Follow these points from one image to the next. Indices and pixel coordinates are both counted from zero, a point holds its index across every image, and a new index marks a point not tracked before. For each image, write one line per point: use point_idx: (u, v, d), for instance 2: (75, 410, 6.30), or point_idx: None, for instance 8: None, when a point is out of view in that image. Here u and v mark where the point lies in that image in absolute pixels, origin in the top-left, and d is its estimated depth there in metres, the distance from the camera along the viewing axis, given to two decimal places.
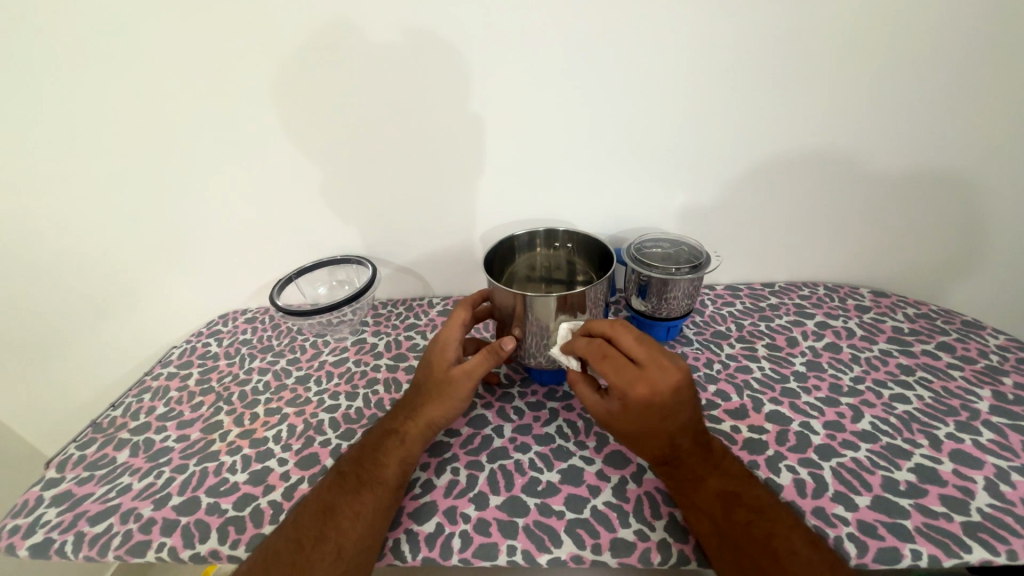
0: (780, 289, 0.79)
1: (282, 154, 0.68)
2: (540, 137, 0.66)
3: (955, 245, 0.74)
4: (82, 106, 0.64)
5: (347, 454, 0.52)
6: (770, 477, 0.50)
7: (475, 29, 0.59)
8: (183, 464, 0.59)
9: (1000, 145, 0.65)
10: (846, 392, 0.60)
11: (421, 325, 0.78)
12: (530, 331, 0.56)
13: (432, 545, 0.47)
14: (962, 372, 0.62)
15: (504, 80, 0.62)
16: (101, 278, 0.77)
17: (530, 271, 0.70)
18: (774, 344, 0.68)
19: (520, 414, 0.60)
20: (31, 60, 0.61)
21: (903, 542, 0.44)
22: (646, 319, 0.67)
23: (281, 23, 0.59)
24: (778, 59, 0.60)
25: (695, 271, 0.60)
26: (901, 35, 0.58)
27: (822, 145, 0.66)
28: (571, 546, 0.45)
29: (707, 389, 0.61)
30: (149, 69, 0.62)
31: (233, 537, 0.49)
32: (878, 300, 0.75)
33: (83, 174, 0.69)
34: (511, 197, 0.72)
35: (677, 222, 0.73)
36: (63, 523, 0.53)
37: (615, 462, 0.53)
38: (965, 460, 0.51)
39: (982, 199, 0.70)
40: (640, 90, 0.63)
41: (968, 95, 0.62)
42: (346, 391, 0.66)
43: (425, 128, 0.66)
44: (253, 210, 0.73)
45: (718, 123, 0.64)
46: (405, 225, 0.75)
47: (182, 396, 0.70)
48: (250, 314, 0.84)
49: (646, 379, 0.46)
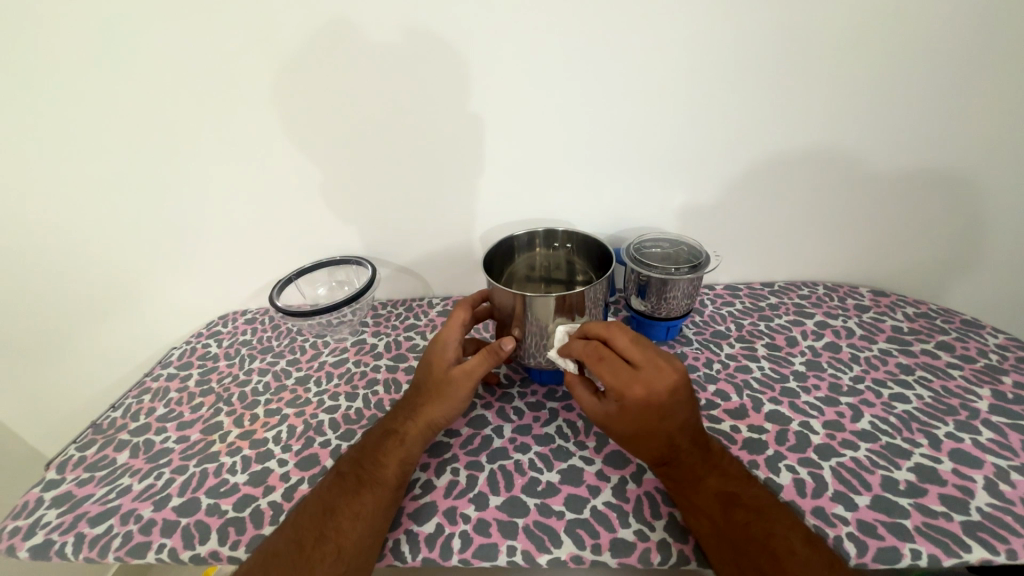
0: (779, 289, 0.79)
1: (282, 154, 0.68)
2: (539, 137, 0.66)
3: (955, 244, 0.74)
4: (82, 107, 0.64)
5: (347, 455, 0.52)
6: (770, 477, 0.50)
7: (475, 29, 0.59)
8: (184, 465, 0.59)
9: (999, 144, 0.65)
10: (846, 392, 0.60)
11: (421, 325, 0.78)
12: (529, 332, 0.56)
13: (432, 545, 0.47)
14: (961, 371, 0.62)
15: (504, 80, 0.62)
16: (101, 278, 0.77)
17: (530, 271, 0.70)
18: (774, 343, 0.68)
19: (520, 414, 0.60)
20: (31, 61, 0.61)
21: (903, 542, 0.44)
22: (646, 319, 0.67)
23: (281, 23, 0.59)
24: (778, 59, 0.60)
25: (694, 270, 0.60)
26: (901, 34, 0.59)
27: (821, 144, 0.66)
28: (571, 546, 0.45)
29: (707, 389, 0.61)
30: (149, 70, 0.62)
31: (233, 537, 0.49)
32: (878, 300, 0.75)
33: (83, 175, 0.69)
34: (511, 197, 0.72)
35: (677, 222, 0.73)
36: (64, 524, 0.53)
37: (615, 462, 0.53)
38: (964, 459, 0.51)
39: (981, 199, 0.70)
40: (640, 90, 0.63)
41: (967, 95, 0.62)
42: (346, 391, 0.66)
43: (425, 128, 0.66)
44: (253, 211, 0.73)
45: (718, 122, 0.64)
46: (405, 225, 0.75)
47: (183, 396, 0.70)
48: (250, 314, 0.84)
49: (643, 381, 0.46)
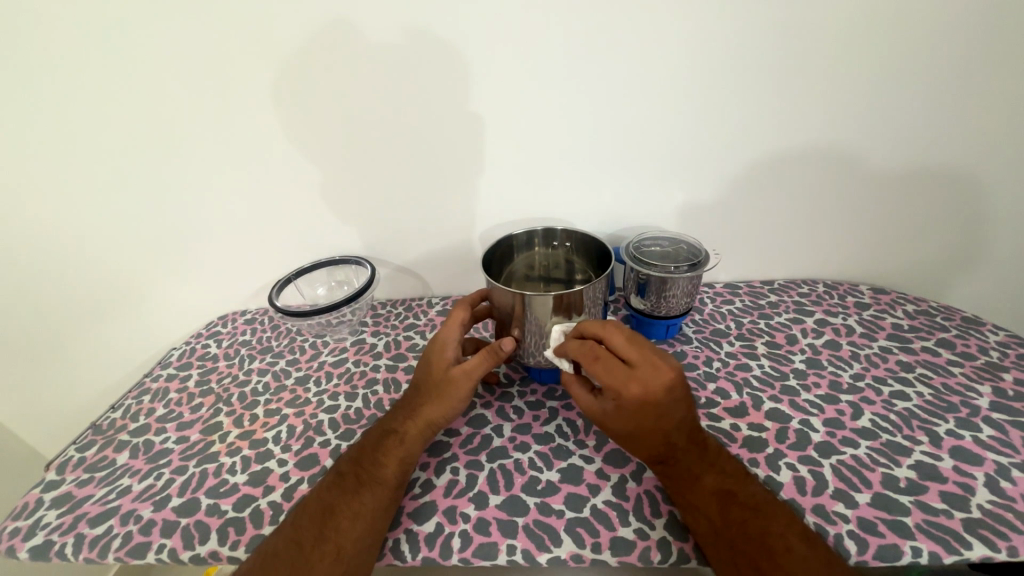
0: (779, 287, 0.78)
1: (281, 153, 0.68)
2: (540, 134, 0.66)
3: (957, 239, 0.74)
4: (77, 108, 0.64)
5: (347, 454, 0.52)
6: (771, 475, 0.50)
7: (472, 25, 0.59)
8: (183, 465, 0.59)
9: (1000, 139, 0.65)
10: (846, 390, 0.60)
11: (421, 325, 0.78)
12: (529, 331, 0.56)
13: (432, 545, 0.46)
14: (961, 369, 0.62)
15: (504, 77, 0.62)
16: (98, 277, 0.77)
17: (529, 270, 0.70)
18: (774, 341, 0.68)
19: (520, 414, 0.60)
20: (26, 58, 0.60)
21: (903, 540, 0.43)
22: (645, 318, 0.67)
23: (283, 23, 0.59)
24: (778, 55, 0.60)
25: (694, 269, 0.60)
26: (902, 32, 0.58)
27: (821, 142, 0.66)
28: (571, 545, 0.45)
29: (707, 387, 0.61)
30: (148, 71, 0.62)
31: (233, 538, 0.49)
32: (878, 297, 0.75)
33: (76, 173, 0.68)
34: (511, 196, 0.72)
35: (677, 219, 0.73)
36: (63, 525, 0.53)
37: (615, 461, 0.53)
38: (965, 456, 0.51)
39: (984, 194, 0.70)
40: (640, 87, 0.62)
41: (968, 91, 0.62)
42: (346, 391, 0.66)
43: (424, 126, 0.66)
44: (251, 210, 0.73)
45: (717, 119, 0.64)
46: (404, 224, 0.75)
47: (182, 397, 0.70)
48: (250, 315, 0.84)
49: (638, 379, 0.46)
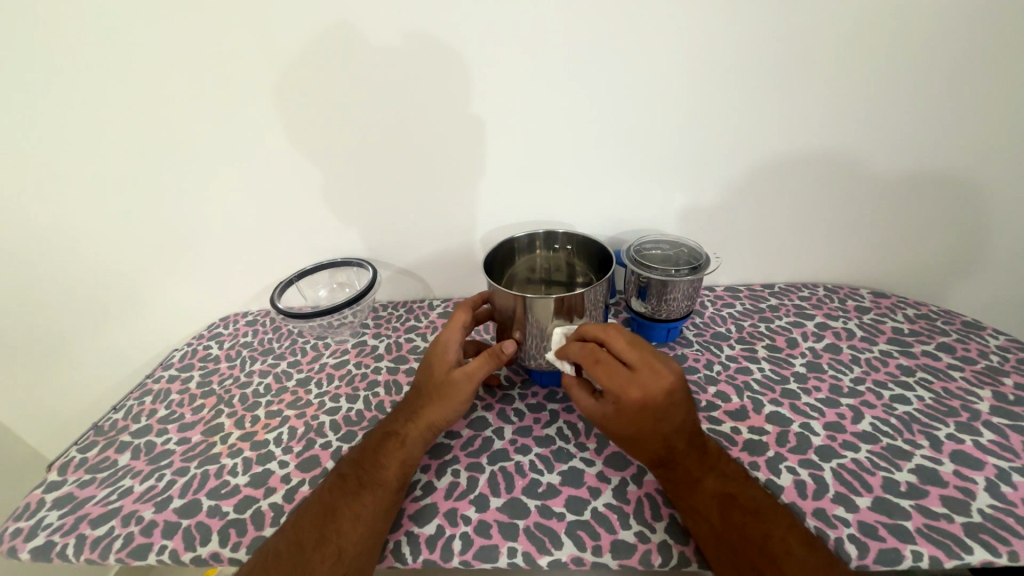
0: (780, 291, 0.78)
1: (283, 155, 0.68)
2: (541, 137, 0.67)
3: (957, 243, 0.74)
4: (80, 110, 0.64)
5: (348, 456, 0.52)
6: (771, 478, 0.50)
7: (473, 30, 0.59)
8: (183, 466, 0.59)
9: (1000, 144, 0.65)
10: (846, 393, 0.60)
11: (421, 327, 0.78)
12: (530, 333, 0.56)
13: (433, 547, 0.47)
14: (962, 373, 0.62)
15: (506, 81, 0.62)
16: (99, 277, 0.77)
17: (530, 273, 0.70)
18: (775, 345, 0.68)
19: (520, 416, 0.60)
20: (31, 60, 0.61)
21: (904, 544, 0.43)
22: (646, 320, 0.67)
23: (286, 27, 0.59)
24: (778, 60, 0.60)
25: (695, 272, 0.60)
26: (901, 37, 0.59)
27: (821, 146, 0.66)
28: (571, 548, 0.45)
29: (707, 390, 0.61)
30: (152, 73, 0.62)
31: (233, 539, 0.49)
32: (878, 301, 0.75)
33: (79, 174, 0.69)
34: (512, 199, 0.72)
35: (678, 223, 0.73)
36: (64, 526, 0.53)
37: (615, 464, 0.53)
38: (966, 461, 0.51)
39: (984, 198, 0.70)
40: (641, 91, 0.63)
41: (968, 96, 0.62)
42: (346, 393, 0.66)
43: (426, 130, 0.66)
44: (252, 212, 0.73)
45: (717, 123, 0.65)
46: (405, 226, 0.75)
47: (183, 398, 0.70)
48: (250, 316, 0.84)
49: (639, 383, 0.46)
